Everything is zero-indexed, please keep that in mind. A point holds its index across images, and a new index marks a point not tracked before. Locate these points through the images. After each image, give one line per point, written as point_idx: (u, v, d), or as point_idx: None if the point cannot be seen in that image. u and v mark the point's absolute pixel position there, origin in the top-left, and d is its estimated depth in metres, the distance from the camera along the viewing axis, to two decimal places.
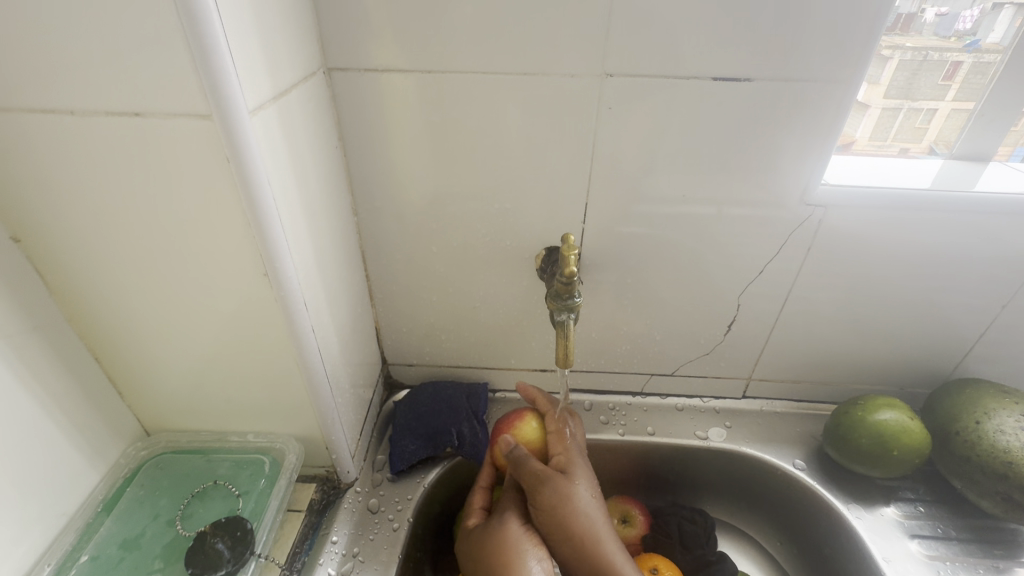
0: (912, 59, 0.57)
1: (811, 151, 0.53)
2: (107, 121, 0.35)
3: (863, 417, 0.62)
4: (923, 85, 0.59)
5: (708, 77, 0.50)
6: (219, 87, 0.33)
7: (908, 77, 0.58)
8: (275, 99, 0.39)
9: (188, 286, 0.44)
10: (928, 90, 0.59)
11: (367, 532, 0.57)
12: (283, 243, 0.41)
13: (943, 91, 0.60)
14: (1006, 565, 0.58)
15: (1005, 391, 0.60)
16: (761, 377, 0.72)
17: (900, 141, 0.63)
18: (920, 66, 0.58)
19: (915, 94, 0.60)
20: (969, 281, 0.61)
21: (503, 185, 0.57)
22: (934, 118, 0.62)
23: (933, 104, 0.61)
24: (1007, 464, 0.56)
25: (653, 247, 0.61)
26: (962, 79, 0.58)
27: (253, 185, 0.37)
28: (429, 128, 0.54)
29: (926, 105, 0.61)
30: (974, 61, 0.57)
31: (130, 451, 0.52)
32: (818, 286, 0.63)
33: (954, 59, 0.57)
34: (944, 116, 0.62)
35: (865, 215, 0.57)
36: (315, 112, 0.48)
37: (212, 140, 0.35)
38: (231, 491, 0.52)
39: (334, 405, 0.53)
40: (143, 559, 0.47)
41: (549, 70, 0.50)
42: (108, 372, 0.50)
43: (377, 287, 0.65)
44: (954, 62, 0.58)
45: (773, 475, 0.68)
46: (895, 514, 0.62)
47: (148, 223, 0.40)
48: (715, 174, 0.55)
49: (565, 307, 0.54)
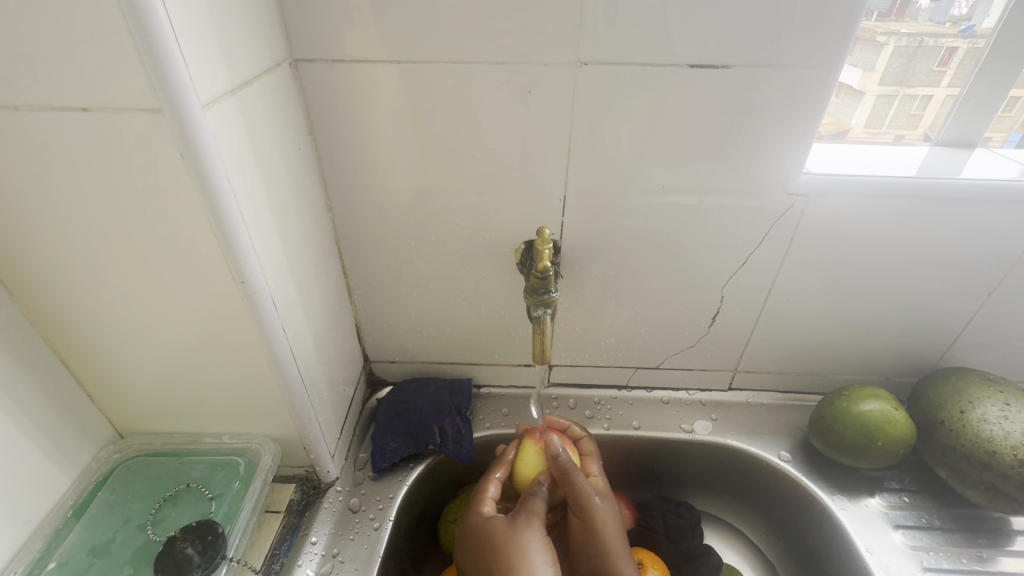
0: (907, 45, 0.57)
1: (793, 140, 0.52)
2: (53, 117, 0.34)
3: (847, 408, 0.62)
4: (918, 71, 0.58)
5: (686, 65, 0.49)
6: (167, 80, 0.32)
7: (904, 63, 0.58)
8: (234, 92, 0.38)
9: (151, 288, 0.43)
10: (923, 77, 0.59)
11: (348, 532, 0.56)
12: (247, 241, 0.40)
13: (938, 78, 0.59)
14: (989, 554, 0.58)
15: (990, 379, 0.60)
16: (747, 368, 0.72)
17: (895, 128, 0.62)
18: (915, 53, 0.57)
19: (909, 80, 0.59)
20: (955, 269, 0.60)
21: (480, 178, 0.56)
22: (930, 106, 0.61)
23: (928, 91, 0.60)
24: (991, 453, 0.56)
25: (634, 239, 0.60)
26: (957, 65, 0.58)
27: (210, 181, 0.36)
28: (402, 121, 0.53)
29: (922, 92, 0.60)
30: (968, 47, 0.57)
31: (101, 454, 0.52)
32: (802, 277, 0.62)
33: (949, 45, 0.57)
34: (940, 102, 0.61)
35: (848, 204, 0.56)
36: (281, 105, 0.46)
37: (165, 136, 0.34)
38: (205, 494, 0.52)
39: (310, 405, 0.52)
40: (113, 564, 0.46)
41: (522, 59, 0.49)
42: (77, 375, 0.49)
43: (356, 283, 0.64)
44: (948, 48, 0.57)
45: (759, 468, 0.67)
46: (880, 505, 0.62)
47: (105, 223, 0.39)
48: (696, 164, 0.54)
49: (542, 302, 0.52)
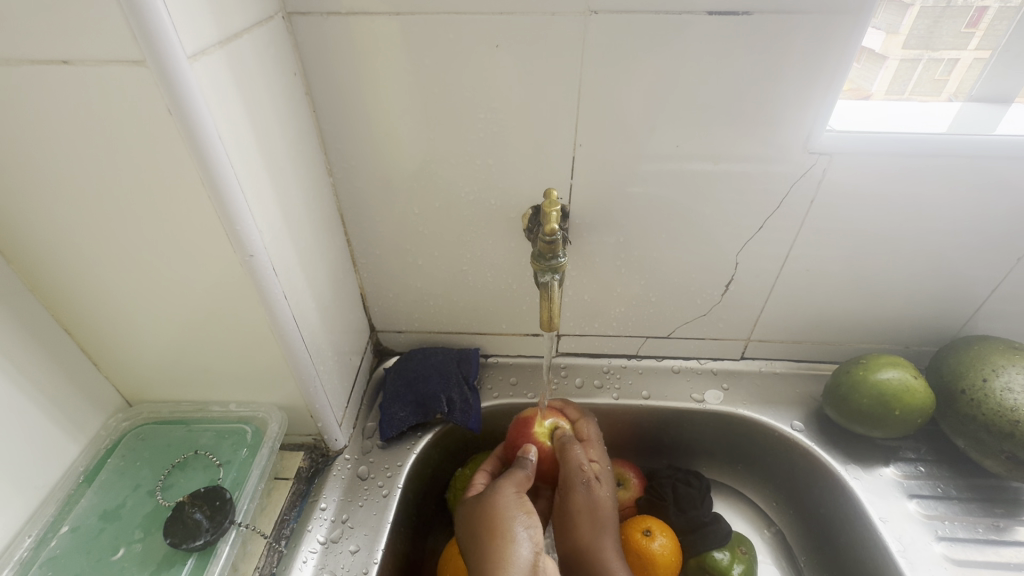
0: (935, 5, 0.53)
1: (815, 97, 0.49)
2: (35, 71, 0.32)
3: (864, 376, 0.60)
4: (945, 33, 0.54)
5: (703, 11, 0.45)
6: (148, 27, 0.30)
7: (930, 25, 0.54)
8: (222, 43, 0.36)
9: (148, 253, 0.42)
10: (949, 39, 0.55)
11: (357, 498, 0.57)
12: (243, 203, 0.39)
13: (966, 40, 0.55)
14: (1006, 524, 0.57)
15: (1015, 347, 0.58)
16: (760, 338, 0.70)
17: (918, 95, 0.58)
18: (943, 13, 0.53)
19: (935, 43, 0.55)
20: (982, 234, 0.57)
21: (484, 140, 0.53)
22: (955, 70, 0.57)
23: (954, 54, 0.56)
24: (1012, 422, 0.54)
25: (645, 205, 0.57)
26: (987, 25, 0.53)
27: (200, 139, 0.34)
28: (401, 79, 0.50)
29: (947, 55, 0.56)
30: (1001, 6, 0.52)
31: (111, 422, 0.52)
32: (820, 243, 0.59)
33: (980, 4, 0.52)
34: (967, 67, 0.57)
35: (871, 166, 0.53)
36: (275, 61, 0.44)
37: (150, 89, 0.32)
38: (213, 461, 0.52)
39: (315, 372, 0.52)
40: (124, 529, 0.46)
41: (528, 9, 0.46)
42: (79, 342, 0.48)
43: (360, 251, 0.63)
44: (980, 7, 0.52)
45: (771, 438, 0.67)
46: (894, 474, 0.61)
47: (98, 186, 0.38)
48: (712, 125, 0.51)
49: (549, 267, 0.51)
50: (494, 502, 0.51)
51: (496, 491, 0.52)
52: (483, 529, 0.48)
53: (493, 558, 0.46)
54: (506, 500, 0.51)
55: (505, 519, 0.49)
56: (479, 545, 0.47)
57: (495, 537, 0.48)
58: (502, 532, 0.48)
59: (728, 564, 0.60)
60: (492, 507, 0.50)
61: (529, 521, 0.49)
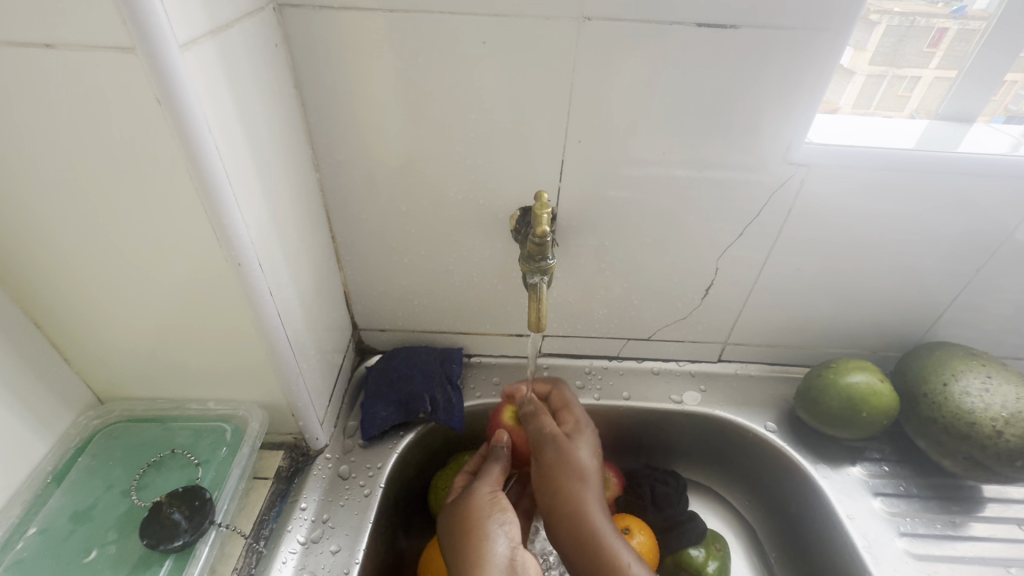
0: (900, 25, 0.56)
1: (796, 110, 0.51)
2: (14, 54, 0.31)
3: (834, 380, 0.63)
4: (908, 51, 0.57)
5: (693, 24, 0.47)
6: (139, 14, 0.29)
7: (894, 43, 0.57)
8: (214, 33, 0.35)
9: (129, 245, 0.40)
10: (912, 57, 0.58)
11: (338, 498, 0.56)
12: (231, 197, 0.38)
13: (928, 59, 0.58)
14: (961, 520, 0.61)
15: (972, 353, 0.61)
16: (737, 341, 0.72)
17: (883, 110, 0.61)
18: (906, 33, 0.56)
19: (899, 60, 0.58)
20: (944, 245, 0.61)
21: (474, 140, 0.54)
22: (917, 87, 0.61)
23: (917, 71, 0.59)
24: (970, 424, 0.57)
25: (631, 210, 0.58)
26: (947, 46, 0.57)
27: (189, 130, 0.34)
28: (393, 77, 0.50)
29: (910, 73, 0.59)
30: (961, 28, 0.56)
31: (81, 420, 0.50)
32: (796, 251, 0.62)
33: (940, 26, 0.56)
34: (927, 85, 0.60)
35: (846, 178, 0.55)
36: (266, 52, 0.43)
37: (139, 78, 0.31)
38: (191, 460, 0.50)
39: (298, 369, 0.51)
40: (95, 531, 0.45)
41: (524, 12, 0.46)
42: (49, 336, 0.46)
43: (345, 249, 0.62)
44: (941, 28, 0.56)
45: (745, 438, 0.69)
46: (860, 473, 0.64)
47: (79, 175, 0.36)
48: (697, 133, 0.53)
49: (539, 268, 0.51)
50: (471, 500, 0.51)
51: (476, 493, 0.52)
52: (459, 528, 0.49)
53: (469, 558, 0.46)
54: (481, 498, 0.51)
55: (480, 517, 0.49)
56: (455, 546, 0.48)
57: (470, 536, 0.48)
58: (478, 529, 0.49)
59: (702, 560, 0.61)
60: (468, 506, 0.51)
61: (506, 521, 0.50)
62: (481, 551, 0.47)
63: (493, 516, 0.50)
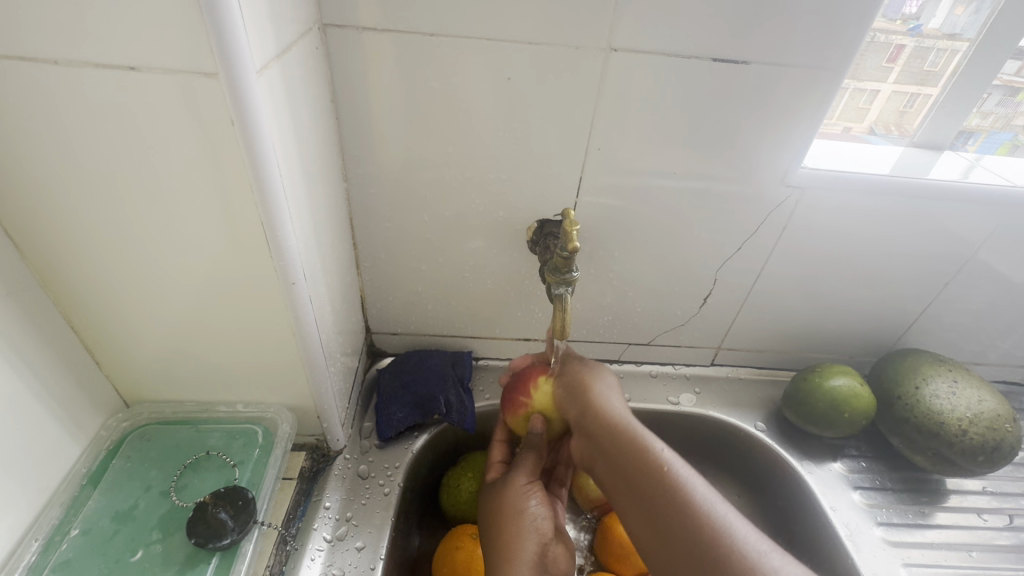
0: (862, 39, 0.60)
1: (794, 138, 0.56)
2: (98, 74, 0.33)
3: (819, 383, 0.68)
4: (868, 65, 0.62)
5: (709, 57, 0.51)
6: (225, 42, 0.31)
7: (856, 58, 0.61)
8: (279, 56, 0.37)
9: (180, 254, 0.42)
10: (872, 71, 0.63)
11: (359, 497, 0.58)
12: (286, 210, 0.40)
13: (886, 73, 0.63)
14: (929, 510, 0.67)
15: (940, 359, 0.68)
16: (729, 346, 0.77)
17: (844, 120, 0.67)
18: (867, 48, 0.61)
19: (860, 74, 0.63)
20: (917, 261, 0.67)
21: (499, 156, 0.57)
22: (876, 100, 0.65)
23: (876, 85, 0.64)
24: (939, 423, 0.63)
25: (640, 224, 0.63)
26: (903, 62, 0.62)
27: (258, 150, 0.36)
28: (425, 93, 0.52)
29: (869, 86, 0.64)
30: (915, 45, 0.61)
31: (111, 423, 0.51)
32: (787, 264, 0.67)
33: (898, 42, 0.61)
34: (885, 97, 0.65)
35: (836, 199, 0.61)
36: (311, 70, 0.45)
37: (216, 99, 0.33)
38: (226, 461, 0.52)
39: (327, 373, 0.53)
40: (140, 530, 0.46)
41: (555, 41, 0.50)
42: (84, 339, 0.47)
43: (364, 255, 0.64)
44: (898, 45, 0.61)
45: (737, 437, 0.74)
46: (841, 469, 0.70)
47: (141, 187, 0.38)
48: (706, 155, 0.57)
49: (563, 280, 0.55)
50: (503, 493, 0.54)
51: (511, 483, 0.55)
52: (495, 523, 0.52)
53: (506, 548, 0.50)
54: (512, 491, 0.54)
55: (513, 511, 0.53)
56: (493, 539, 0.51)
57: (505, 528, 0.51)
58: (513, 523, 0.52)
59: None
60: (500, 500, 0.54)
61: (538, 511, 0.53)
62: (514, 546, 0.50)
63: (526, 511, 0.52)
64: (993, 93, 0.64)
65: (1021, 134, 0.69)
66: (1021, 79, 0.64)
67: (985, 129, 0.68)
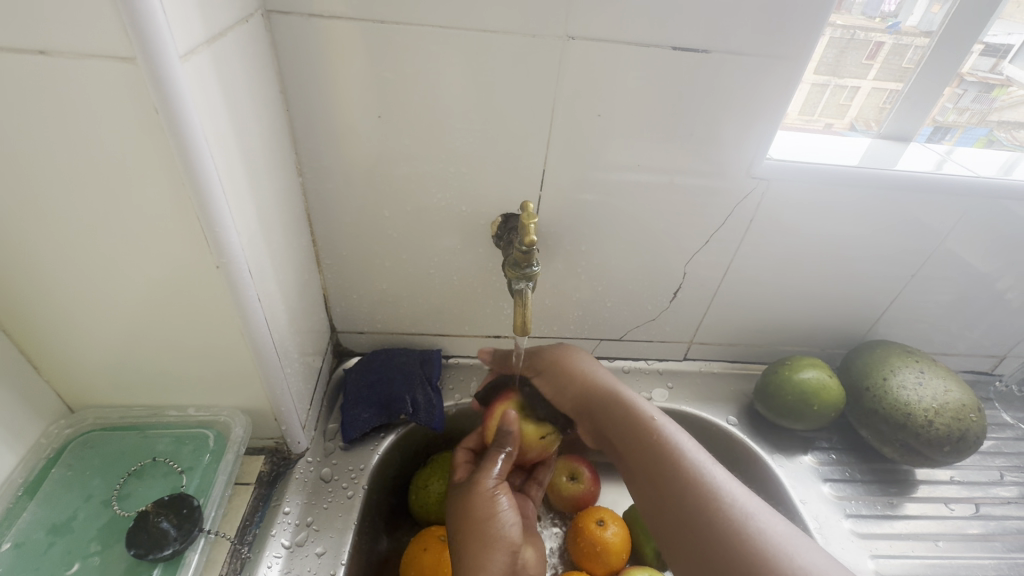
0: (842, 36, 0.60)
1: (758, 129, 0.55)
2: (3, 59, 0.31)
3: (789, 376, 0.68)
4: (849, 62, 0.62)
5: (669, 46, 0.50)
6: (141, 27, 0.29)
7: (837, 54, 0.61)
8: (209, 42, 0.35)
9: (111, 252, 0.40)
10: (854, 68, 0.63)
11: (321, 501, 0.57)
12: (224, 205, 0.38)
13: (867, 70, 0.63)
14: (898, 501, 0.67)
15: (908, 351, 0.68)
16: (701, 341, 0.77)
17: (826, 117, 0.66)
18: (848, 45, 0.61)
19: (841, 71, 0.63)
20: (884, 252, 0.67)
21: (459, 149, 0.55)
22: (857, 97, 0.65)
23: (857, 82, 0.64)
24: (906, 414, 0.64)
25: (606, 217, 0.62)
26: (882, 59, 0.62)
27: (186, 140, 0.34)
28: (379, 84, 0.51)
29: (850, 83, 0.64)
30: (894, 43, 0.62)
31: (52, 429, 0.49)
32: (756, 258, 0.66)
33: (878, 39, 0.61)
34: (866, 94, 0.66)
35: (802, 191, 0.60)
36: (252, 58, 0.43)
37: (135, 87, 0.32)
38: (174, 468, 0.50)
39: (283, 375, 0.51)
40: (77, 542, 0.44)
41: (513, 29, 0.48)
42: (17, 342, 0.45)
43: (325, 252, 0.62)
44: (877, 42, 0.62)
45: (710, 432, 0.73)
46: (811, 461, 0.70)
47: (63, 182, 0.36)
48: (670, 147, 0.56)
49: (524, 275, 0.53)
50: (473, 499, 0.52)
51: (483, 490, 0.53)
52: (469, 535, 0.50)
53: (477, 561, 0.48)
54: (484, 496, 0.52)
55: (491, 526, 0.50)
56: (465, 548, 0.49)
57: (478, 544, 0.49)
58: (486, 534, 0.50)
59: None
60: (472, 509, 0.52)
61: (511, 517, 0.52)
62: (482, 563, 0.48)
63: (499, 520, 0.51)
64: (966, 90, 0.65)
65: (997, 129, 0.69)
66: (997, 76, 0.65)
67: (961, 125, 0.68)
